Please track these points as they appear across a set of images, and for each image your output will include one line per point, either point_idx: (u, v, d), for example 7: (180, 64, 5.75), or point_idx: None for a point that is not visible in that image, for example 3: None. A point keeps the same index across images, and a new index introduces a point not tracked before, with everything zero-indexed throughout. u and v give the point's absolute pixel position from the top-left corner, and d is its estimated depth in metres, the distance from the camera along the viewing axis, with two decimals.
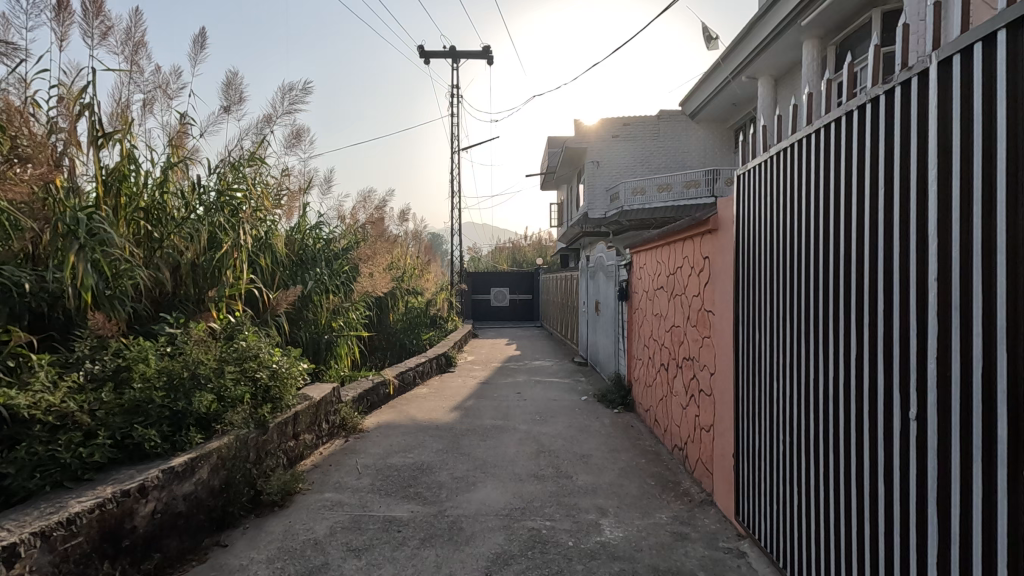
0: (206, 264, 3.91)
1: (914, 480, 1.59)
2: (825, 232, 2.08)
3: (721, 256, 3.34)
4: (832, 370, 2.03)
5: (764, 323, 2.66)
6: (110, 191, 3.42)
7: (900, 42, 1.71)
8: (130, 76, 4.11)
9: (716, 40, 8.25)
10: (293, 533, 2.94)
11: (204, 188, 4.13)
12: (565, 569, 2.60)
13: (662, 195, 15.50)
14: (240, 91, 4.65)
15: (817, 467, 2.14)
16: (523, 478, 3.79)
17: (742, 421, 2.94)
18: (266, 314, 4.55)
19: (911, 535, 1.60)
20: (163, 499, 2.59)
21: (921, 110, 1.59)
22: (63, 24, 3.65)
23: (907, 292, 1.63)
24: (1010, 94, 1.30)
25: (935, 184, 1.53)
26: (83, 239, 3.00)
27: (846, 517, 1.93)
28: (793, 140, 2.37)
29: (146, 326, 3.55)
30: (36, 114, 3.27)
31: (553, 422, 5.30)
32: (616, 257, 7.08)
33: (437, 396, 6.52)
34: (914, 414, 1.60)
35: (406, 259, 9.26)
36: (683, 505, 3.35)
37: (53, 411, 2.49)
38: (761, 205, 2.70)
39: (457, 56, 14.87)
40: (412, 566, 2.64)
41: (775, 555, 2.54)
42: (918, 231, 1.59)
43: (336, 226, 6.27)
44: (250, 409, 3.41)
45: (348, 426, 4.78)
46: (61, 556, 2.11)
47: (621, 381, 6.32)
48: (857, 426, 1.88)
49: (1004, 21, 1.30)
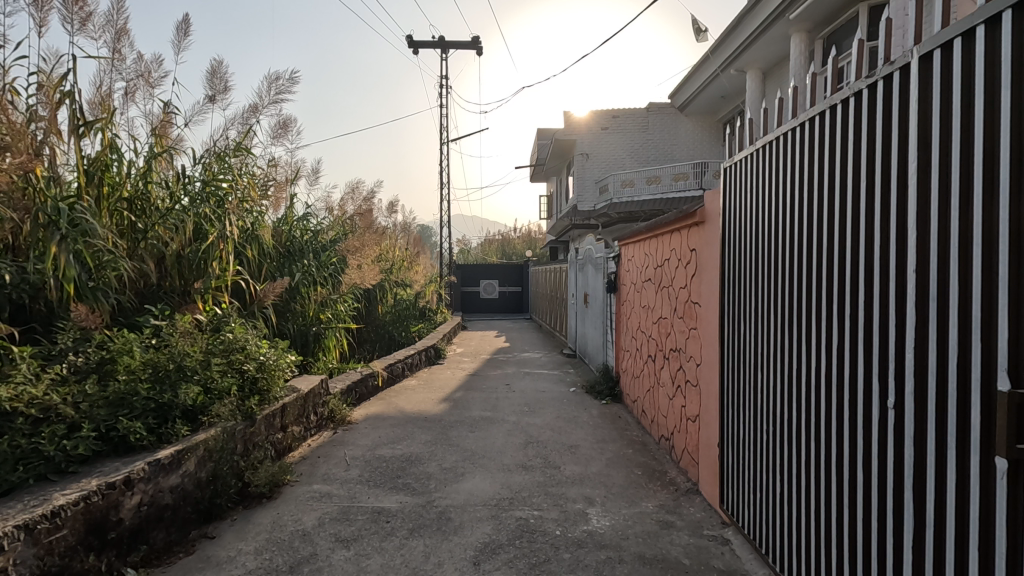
0: (192, 256, 3.86)
1: (892, 468, 1.65)
2: (809, 224, 2.13)
3: (708, 249, 3.37)
4: (816, 360, 2.08)
5: (749, 313, 2.71)
6: (92, 180, 3.37)
7: (883, 36, 1.73)
8: (113, 63, 4.04)
9: (705, 33, 8.27)
10: (282, 525, 2.94)
11: (190, 178, 4.06)
12: (552, 558, 2.63)
13: (651, 188, 15.69)
14: (225, 80, 4.58)
15: (800, 458, 2.20)
16: (511, 468, 3.82)
17: (727, 409, 3.00)
18: (253, 306, 4.52)
19: (887, 520, 1.66)
20: (149, 492, 2.57)
21: (902, 104, 1.62)
22: (43, 9, 3.57)
23: (887, 284, 1.68)
24: (988, 89, 1.34)
25: (915, 178, 1.56)
26: (65, 230, 2.97)
27: (828, 506, 1.98)
28: (779, 134, 2.40)
29: (130, 318, 3.53)
30: (15, 102, 3.19)
31: (541, 413, 5.34)
32: (605, 249, 7.15)
33: (425, 388, 6.53)
34: (892, 403, 1.65)
35: (394, 250, 9.26)
36: (668, 494, 3.40)
37: (36, 403, 2.52)
38: (748, 197, 2.74)
39: (445, 45, 14.70)
40: (401, 557, 2.65)
41: (757, 542, 2.59)
42: (898, 224, 1.64)
43: (325, 217, 6.19)
44: (237, 401, 3.39)
45: (337, 418, 4.79)
46: (45, 550, 2.10)
47: (609, 371, 6.39)
48: (837, 413, 1.93)
49: (983, 17, 1.33)
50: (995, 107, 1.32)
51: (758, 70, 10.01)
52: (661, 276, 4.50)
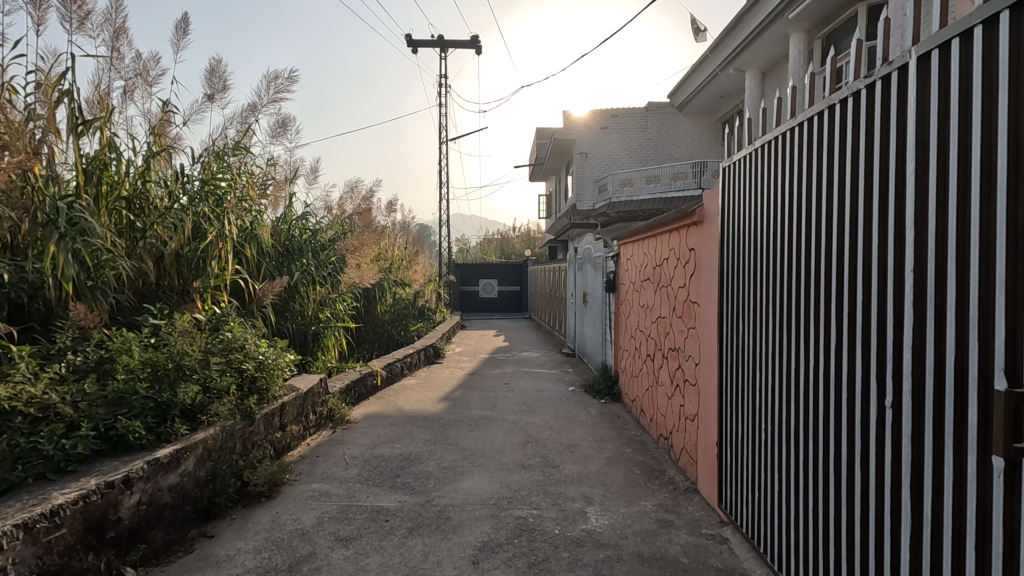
0: (190, 256, 3.86)
1: (889, 467, 1.65)
2: (807, 221, 2.13)
3: (706, 248, 3.38)
4: (814, 357, 2.09)
5: (747, 312, 2.72)
6: (91, 179, 3.36)
7: (881, 36, 1.73)
8: (111, 62, 4.04)
9: (704, 33, 8.27)
10: (281, 524, 2.94)
11: (188, 177, 4.05)
12: (550, 557, 2.64)
13: (650, 187, 15.68)
14: (224, 79, 4.58)
15: (798, 456, 2.20)
16: (510, 468, 3.83)
17: (725, 408, 3.00)
18: (252, 305, 4.52)
19: (885, 520, 1.67)
20: (148, 491, 2.57)
21: (900, 105, 1.63)
22: (40, 7, 3.56)
23: (885, 283, 1.68)
24: (985, 90, 1.34)
25: (913, 178, 1.57)
26: (64, 228, 2.96)
27: (825, 503, 1.99)
28: (777, 134, 2.41)
29: (129, 318, 3.53)
30: (13, 101, 3.18)
31: (540, 413, 5.35)
32: (604, 249, 7.14)
33: (424, 387, 6.55)
34: (890, 402, 1.66)
35: (394, 250, 9.28)
36: (667, 493, 3.41)
37: (35, 402, 2.52)
38: (746, 195, 2.74)
39: (445, 44, 14.70)
40: (400, 555, 2.66)
41: (756, 541, 2.60)
42: (896, 223, 1.64)
43: (325, 216, 6.19)
44: (236, 400, 3.39)
45: (336, 417, 4.79)
46: (44, 549, 2.09)
47: (609, 371, 6.39)
48: (835, 411, 1.94)
49: (981, 18, 1.34)
50: (992, 108, 1.33)
51: (757, 69, 10.01)
52: (660, 276, 4.50)
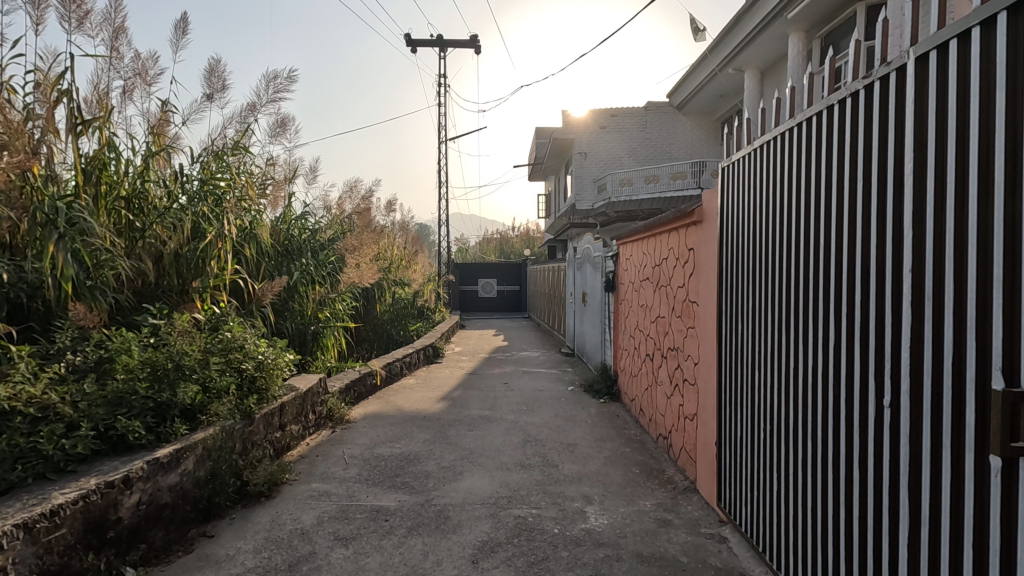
0: (189, 255, 3.85)
1: (888, 467, 1.66)
2: (806, 222, 2.14)
3: (706, 248, 3.38)
4: (813, 357, 2.09)
5: (746, 312, 2.73)
6: (90, 178, 3.36)
7: (880, 37, 1.74)
8: (110, 62, 4.04)
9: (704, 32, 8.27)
10: (281, 524, 2.95)
11: (187, 177, 4.05)
12: (550, 556, 2.64)
13: (649, 187, 15.67)
14: (223, 79, 4.58)
15: (797, 455, 2.21)
16: (509, 467, 3.83)
17: (724, 408, 3.01)
18: (252, 305, 4.53)
19: (883, 520, 1.68)
20: (148, 491, 2.57)
21: (898, 106, 1.63)
22: (40, 7, 3.56)
23: (883, 284, 1.69)
24: (983, 91, 1.35)
25: (911, 178, 1.57)
26: (63, 228, 2.95)
27: (824, 502, 2.00)
28: (776, 134, 2.42)
29: (128, 317, 3.53)
30: (12, 101, 3.18)
31: (539, 412, 5.35)
32: (603, 249, 7.13)
33: (424, 387, 6.55)
34: (888, 402, 1.66)
35: (393, 250, 9.29)
36: (666, 493, 3.41)
37: (34, 402, 2.52)
38: (745, 195, 2.75)
39: (445, 44, 14.71)
40: (399, 555, 2.66)
41: (755, 540, 2.60)
42: (895, 223, 1.65)
43: (324, 216, 6.18)
44: (235, 400, 3.39)
45: (335, 417, 4.79)
46: (44, 549, 2.10)
47: (608, 371, 6.39)
48: (834, 411, 1.95)
49: (979, 19, 1.34)
50: (990, 108, 1.34)
51: (756, 69, 10.01)
52: (659, 275, 4.51)
